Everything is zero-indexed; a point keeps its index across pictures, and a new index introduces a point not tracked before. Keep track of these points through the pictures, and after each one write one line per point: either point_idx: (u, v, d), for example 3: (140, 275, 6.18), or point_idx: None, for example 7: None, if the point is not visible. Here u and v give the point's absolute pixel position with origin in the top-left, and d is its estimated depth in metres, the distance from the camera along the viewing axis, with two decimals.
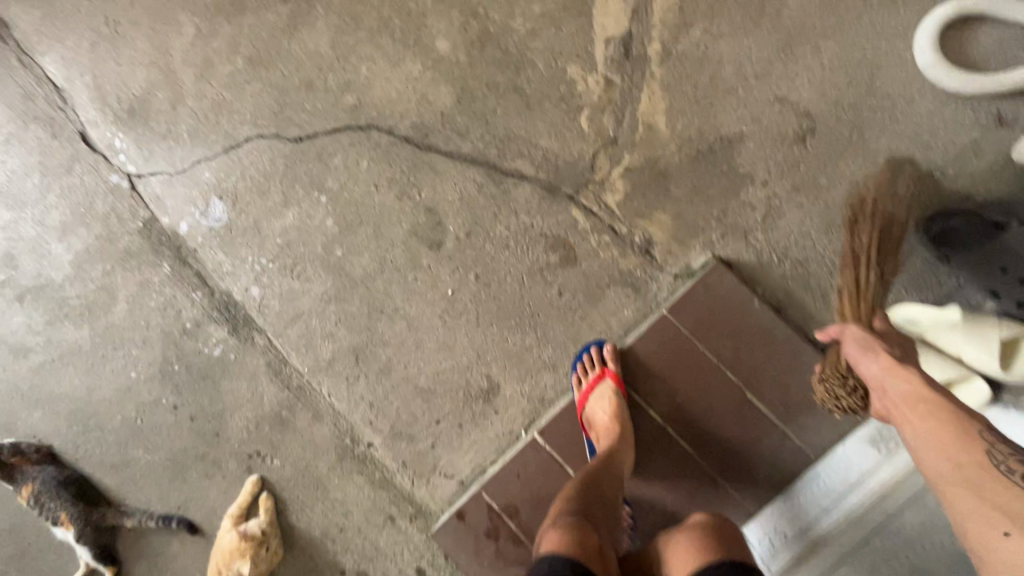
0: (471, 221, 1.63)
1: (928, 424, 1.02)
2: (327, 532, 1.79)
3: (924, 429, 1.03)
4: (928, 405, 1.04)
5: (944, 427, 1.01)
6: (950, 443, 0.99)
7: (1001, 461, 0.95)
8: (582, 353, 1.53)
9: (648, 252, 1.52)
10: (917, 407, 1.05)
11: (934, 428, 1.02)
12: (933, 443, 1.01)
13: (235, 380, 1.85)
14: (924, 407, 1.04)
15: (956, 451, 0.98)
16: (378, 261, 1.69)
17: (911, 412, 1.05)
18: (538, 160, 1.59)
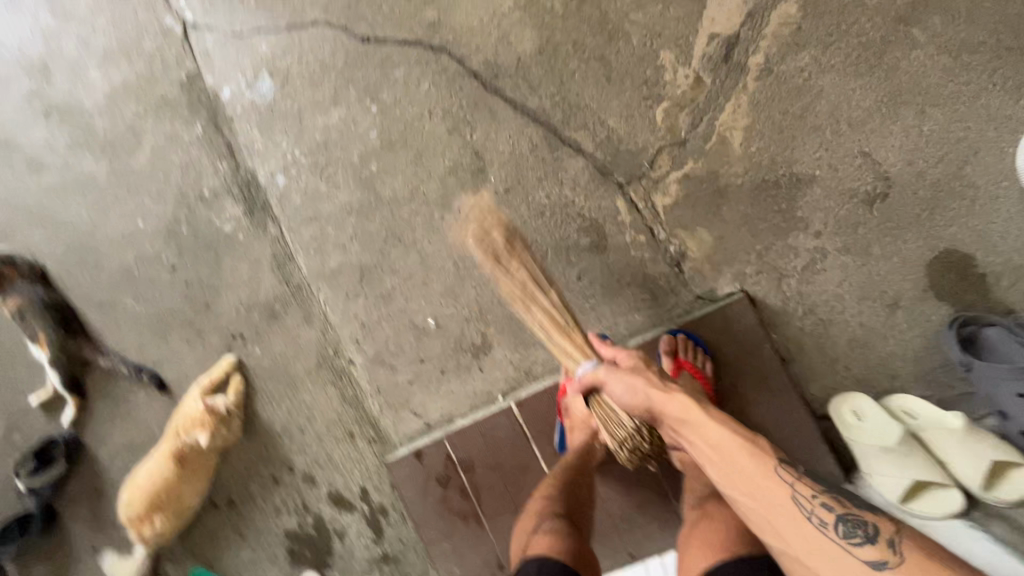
0: (513, 178, 1.57)
1: (755, 473, 1.14)
2: (287, 428, 1.85)
3: (737, 480, 1.16)
4: (738, 453, 1.17)
5: (765, 476, 1.13)
6: (773, 488, 1.12)
7: (811, 511, 1.09)
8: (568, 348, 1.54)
9: (677, 265, 1.49)
10: (724, 450, 1.18)
11: (757, 476, 1.14)
12: (753, 501, 1.14)
13: (238, 261, 1.85)
14: (744, 460, 1.15)
15: (777, 491, 1.11)
16: (410, 190, 1.65)
17: (718, 464, 1.18)
18: (600, 138, 1.52)
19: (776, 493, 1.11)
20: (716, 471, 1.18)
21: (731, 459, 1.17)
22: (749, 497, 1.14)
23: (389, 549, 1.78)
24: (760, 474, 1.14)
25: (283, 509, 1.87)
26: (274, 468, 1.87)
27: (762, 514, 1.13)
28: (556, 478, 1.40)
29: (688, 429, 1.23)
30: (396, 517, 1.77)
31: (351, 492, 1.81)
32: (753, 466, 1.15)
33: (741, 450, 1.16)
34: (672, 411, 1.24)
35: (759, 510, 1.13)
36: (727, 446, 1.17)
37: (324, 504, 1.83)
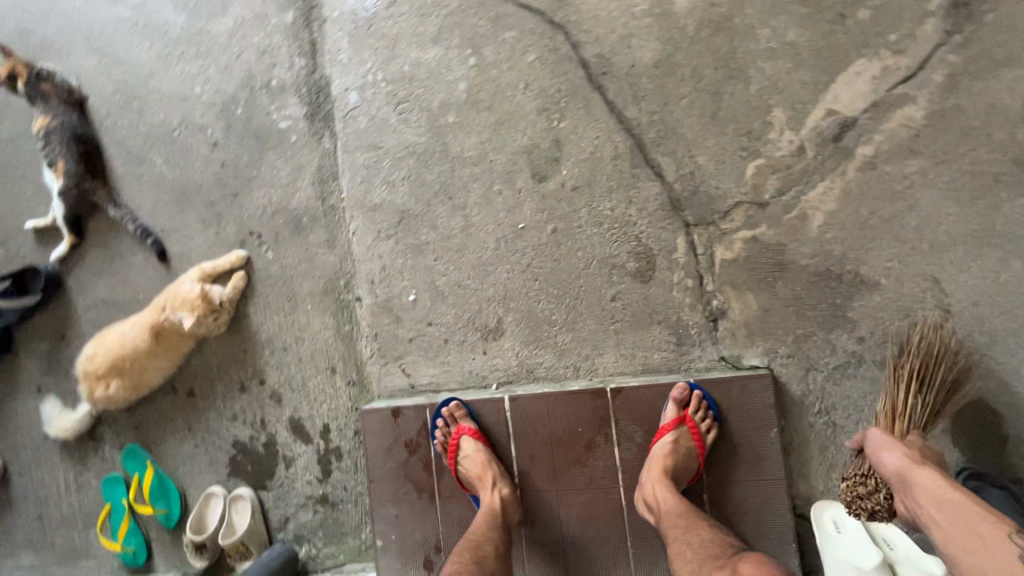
0: (584, 178, 1.52)
1: (961, 515, 0.99)
2: (272, 341, 1.80)
3: (948, 524, 1.00)
4: (955, 506, 1.02)
5: (967, 519, 0.98)
6: (976, 534, 0.96)
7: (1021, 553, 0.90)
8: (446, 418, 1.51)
9: (714, 321, 1.45)
10: (944, 508, 1.03)
11: (962, 522, 0.99)
12: (955, 535, 0.99)
13: (282, 161, 1.78)
14: (970, 514, 0.99)
15: (984, 541, 0.94)
16: (478, 153, 1.59)
17: (940, 518, 1.02)
18: (684, 171, 1.47)
19: (983, 540, 0.94)
20: (941, 502, 1.04)
21: (964, 523, 0.98)
22: (949, 537, 0.99)
23: (331, 492, 1.74)
24: (975, 529, 0.96)
25: (239, 417, 1.82)
26: (245, 375, 1.82)
27: (981, 565, 0.93)
28: (460, 547, 1.30)
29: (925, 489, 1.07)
30: (348, 464, 1.73)
31: (312, 424, 1.76)
32: (959, 516, 1.00)
33: (985, 515, 0.97)
34: (904, 472, 1.11)
35: (963, 555, 0.96)
36: (952, 505, 1.02)
37: (282, 427, 1.79)
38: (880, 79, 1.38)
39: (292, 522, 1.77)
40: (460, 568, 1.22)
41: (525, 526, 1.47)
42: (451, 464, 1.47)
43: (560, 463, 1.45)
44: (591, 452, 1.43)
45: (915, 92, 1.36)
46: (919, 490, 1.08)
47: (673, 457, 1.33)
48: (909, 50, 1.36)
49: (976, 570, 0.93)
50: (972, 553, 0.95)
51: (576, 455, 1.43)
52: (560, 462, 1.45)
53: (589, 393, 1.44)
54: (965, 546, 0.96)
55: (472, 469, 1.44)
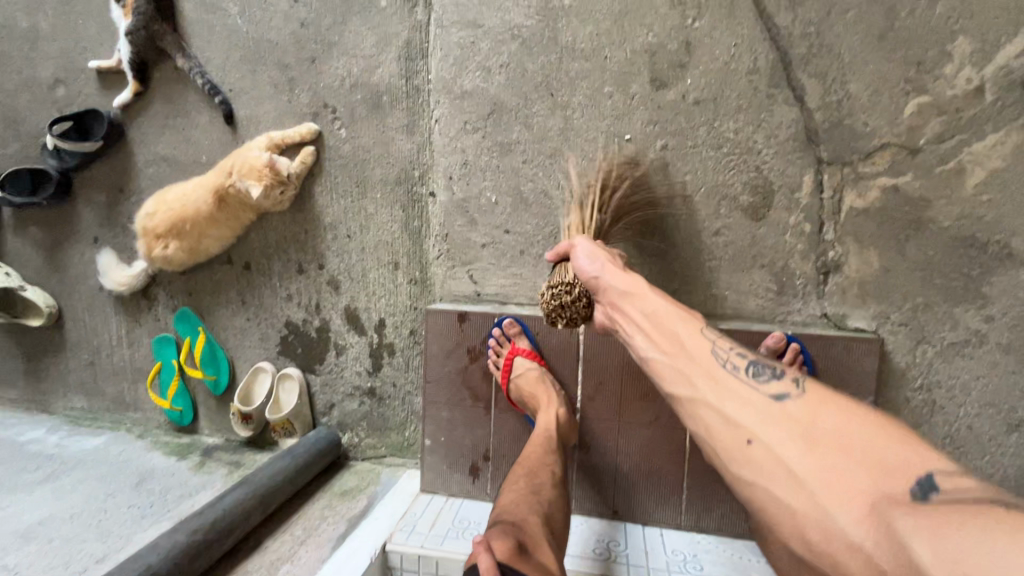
0: (711, 92, 1.33)
1: (719, 378, 0.88)
2: (335, 226, 1.71)
3: (706, 376, 0.90)
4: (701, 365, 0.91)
5: (723, 378, 0.87)
6: (738, 399, 0.83)
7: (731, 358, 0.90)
8: (497, 327, 1.44)
9: (824, 274, 1.32)
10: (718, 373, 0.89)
11: (726, 383, 0.87)
12: (724, 401, 0.85)
13: (367, 28, 1.61)
14: (720, 404, 0.85)
15: (743, 394, 0.84)
16: (592, 47, 1.40)
17: (663, 345, 0.99)
18: (830, 99, 1.28)
19: (750, 406, 0.81)
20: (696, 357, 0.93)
21: (723, 386, 0.86)
22: (739, 409, 0.82)
23: (379, 386, 1.72)
24: (752, 405, 0.81)
25: (294, 299, 1.78)
26: (304, 257, 1.75)
27: (749, 430, 0.79)
28: (515, 471, 1.25)
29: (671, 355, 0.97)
30: (400, 362, 1.70)
31: (367, 317, 1.72)
32: (732, 387, 0.86)
33: (743, 379, 0.86)
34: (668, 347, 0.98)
35: (744, 413, 0.81)
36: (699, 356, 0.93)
37: (336, 315, 1.74)
38: None
39: (336, 409, 1.77)
40: (519, 497, 1.16)
41: (579, 450, 1.42)
42: (504, 382, 1.40)
43: (628, 396, 1.37)
44: (664, 389, 1.36)
45: None
46: (658, 345, 0.99)
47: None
48: None
49: (746, 435, 0.79)
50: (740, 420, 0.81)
51: (648, 389, 1.36)
52: (629, 394, 1.37)
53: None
54: (735, 407, 0.83)
55: (526, 388, 1.36)
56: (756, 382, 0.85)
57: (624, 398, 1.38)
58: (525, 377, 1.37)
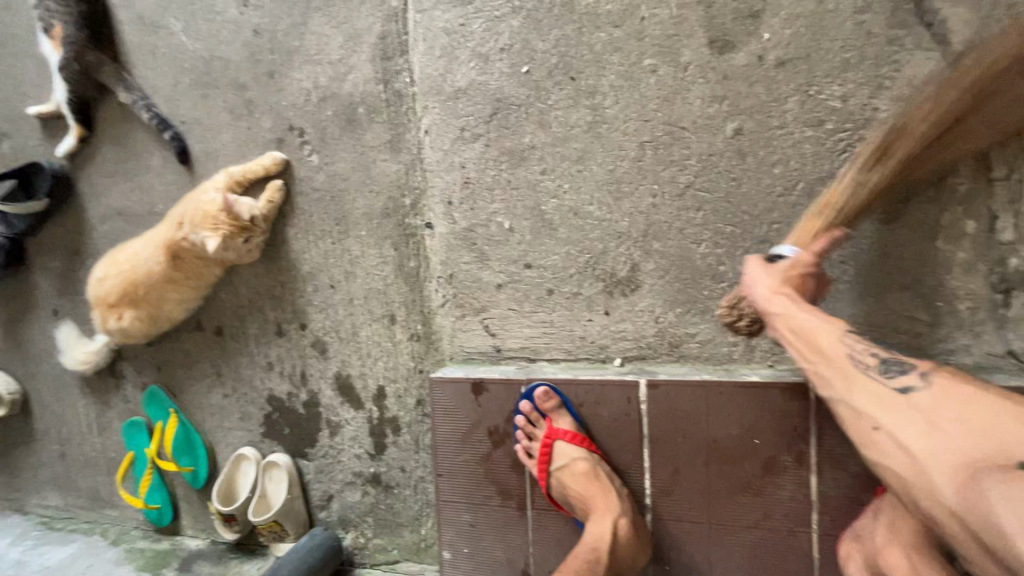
0: (800, 47, 0.93)
1: (894, 409, 0.77)
2: (315, 276, 1.38)
3: (917, 425, 0.75)
4: (903, 407, 0.76)
5: (898, 411, 0.77)
6: (909, 437, 0.74)
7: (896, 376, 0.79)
8: (525, 399, 1.06)
9: (1004, 292, 0.89)
10: (905, 402, 0.77)
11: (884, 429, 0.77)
12: (906, 437, 0.74)
13: (331, 27, 1.28)
14: (889, 416, 0.77)
15: (885, 397, 0.79)
16: (622, 9, 1.02)
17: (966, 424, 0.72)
18: (989, 35, 0.86)
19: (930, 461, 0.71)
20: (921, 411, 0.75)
21: (913, 425, 0.75)
22: (892, 429, 0.76)
23: (383, 472, 1.36)
24: (917, 423, 0.74)
25: (275, 367, 1.44)
26: (282, 316, 1.42)
27: (874, 416, 0.78)
28: None
29: (876, 393, 0.80)
30: (408, 439, 1.33)
31: (363, 386, 1.36)
32: (914, 416, 0.75)
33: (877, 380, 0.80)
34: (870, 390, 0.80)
35: (901, 459, 0.73)
36: (916, 420, 0.75)
37: (325, 385, 1.40)
38: None
39: (335, 502, 1.41)
40: None
41: (653, 566, 1.01)
42: (542, 477, 1.02)
43: (720, 488, 0.96)
44: (770, 475, 0.94)
45: None
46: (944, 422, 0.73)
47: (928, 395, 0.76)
48: None
49: (911, 460, 0.73)
50: (907, 466, 0.73)
51: (747, 478, 0.95)
52: (720, 484, 0.96)
53: (778, 388, 0.92)
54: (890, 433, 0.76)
55: (571, 486, 0.99)
56: (885, 377, 0.80)
57: (714, 489, 0.97)
58: (569, 473, 1.00)
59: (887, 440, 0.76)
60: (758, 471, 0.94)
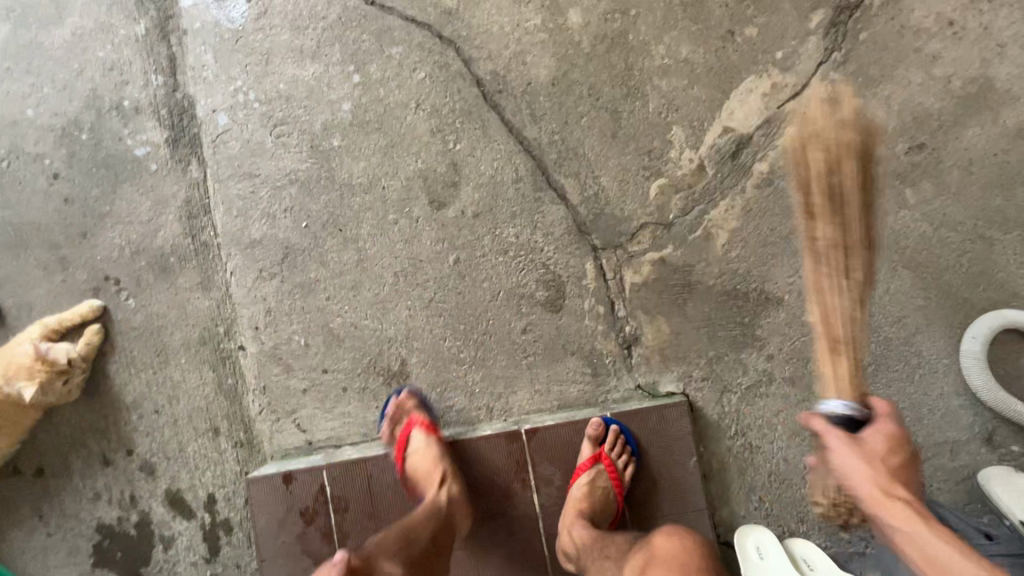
0: (485, 204, 1.41)
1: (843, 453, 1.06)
2: (139, 404, 1.54)
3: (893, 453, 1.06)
4: (875, 463, 1.05)
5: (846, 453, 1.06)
6: (864, 475, 1.03)
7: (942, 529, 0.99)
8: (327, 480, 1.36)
9: (627, 348, 1.39)
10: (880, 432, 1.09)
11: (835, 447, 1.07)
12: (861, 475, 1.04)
13: (140, 194, 1.54)
14: (850, 454, 1.05)
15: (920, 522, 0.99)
16: (368, 180, 1.44)
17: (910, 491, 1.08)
18: (587, 194, 1.40)
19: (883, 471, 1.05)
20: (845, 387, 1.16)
21: (878, 467, 1.04)
22: (868, 466, 1.04)
23: (220, 572, 1.51)
24: (868, 462, 1.04)
25: (103, 496, 1.54)
26: (107, 446, 1.54)
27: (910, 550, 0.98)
28: None
29: (845, 442, 1.07)
30: (240, 537, 1.51)
31: (193, 496, 1.52)
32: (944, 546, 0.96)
33: (847, 458, 1.05)
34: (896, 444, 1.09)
35: (867, 484, 1.03)
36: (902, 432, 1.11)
37: (156, 503, 1.53)
38: (771, 96, 1.38)
39: None
40: None
41: None
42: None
43: (478, 509, 1.36)
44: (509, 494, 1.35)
45: (802, 109, 1.38)
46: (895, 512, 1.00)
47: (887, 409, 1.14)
48: (795, 68, 1.38)
49: None
50: (860, 470, 1.04)
51: (496, 500, 1.35)
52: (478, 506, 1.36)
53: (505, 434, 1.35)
54: (861, 484, 1.03)
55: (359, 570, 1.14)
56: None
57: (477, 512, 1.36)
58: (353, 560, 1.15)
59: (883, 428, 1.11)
60: (501, 496, 1.35)
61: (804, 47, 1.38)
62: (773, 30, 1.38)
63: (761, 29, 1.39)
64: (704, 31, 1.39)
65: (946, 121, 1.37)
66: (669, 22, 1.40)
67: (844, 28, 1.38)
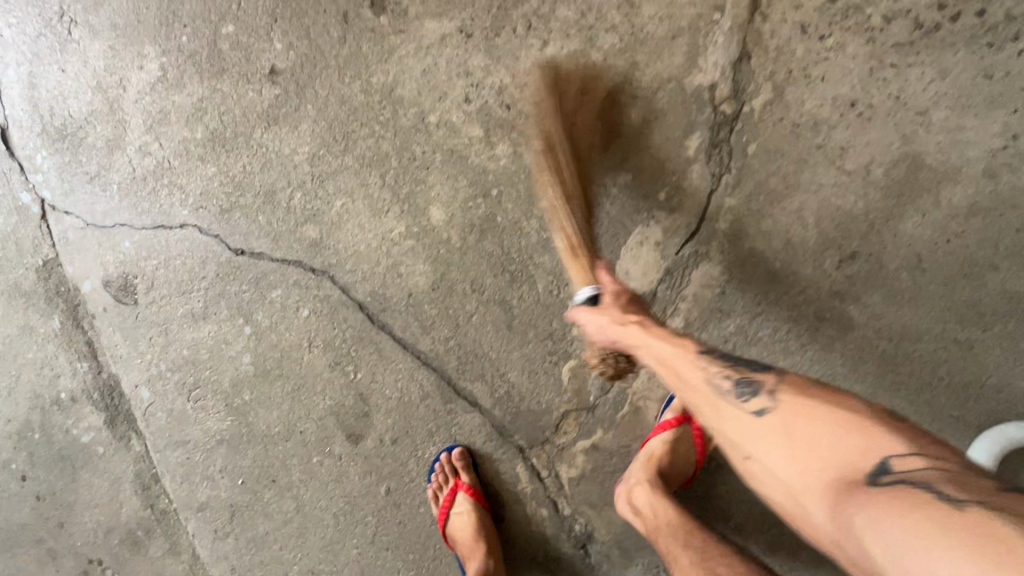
0: (401, 428, 1.35)
1: (723, 409, 0.93)
2: None
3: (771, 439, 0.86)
4: (681, 359, 0.97)
5: (736, 416, 0.91)
6: (830, 417, 0.81)
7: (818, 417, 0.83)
8: None
9: (583, 547, 1.28)
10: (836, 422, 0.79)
11: (724, 409, 0.93)
12: (773, 449, 0.84)
13: (97, 477, 1.59)
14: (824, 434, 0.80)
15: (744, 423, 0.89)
16: (285, 427, 1.42)
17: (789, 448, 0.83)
18: (499, 394, 1.31)
19: (699, 389, 0.95)
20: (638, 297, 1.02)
21: (818, 445, 0.80)
22: (941, 540, 0.58)
23: None
24: (840, 423, 0.79)
25: None
26: None
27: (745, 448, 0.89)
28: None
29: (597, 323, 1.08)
30: None
31: None
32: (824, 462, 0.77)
33: (730, 401, 0.92)
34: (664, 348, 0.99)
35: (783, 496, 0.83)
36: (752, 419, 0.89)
37: None
38: (666, 243, 1.23)
39: None
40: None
41: None
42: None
43: None
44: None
45: (703, 248, 1.22)
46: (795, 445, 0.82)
47: (672, 457, 1.18)
48: (684, 205, 1.22)
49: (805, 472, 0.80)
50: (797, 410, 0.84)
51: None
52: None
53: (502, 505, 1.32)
54: (775, 456, 0.84)
55: None
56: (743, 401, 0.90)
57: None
58: None
59: (645, 504, 1.14)
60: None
61: (688, 179, 1.22)
62: (649, 172, 1.23)
63: (635, 173, 1.24)
64: None
65: (879, 220, 1.16)
66: (535, 192, 1.28)
67: (727, 145, 1.20)
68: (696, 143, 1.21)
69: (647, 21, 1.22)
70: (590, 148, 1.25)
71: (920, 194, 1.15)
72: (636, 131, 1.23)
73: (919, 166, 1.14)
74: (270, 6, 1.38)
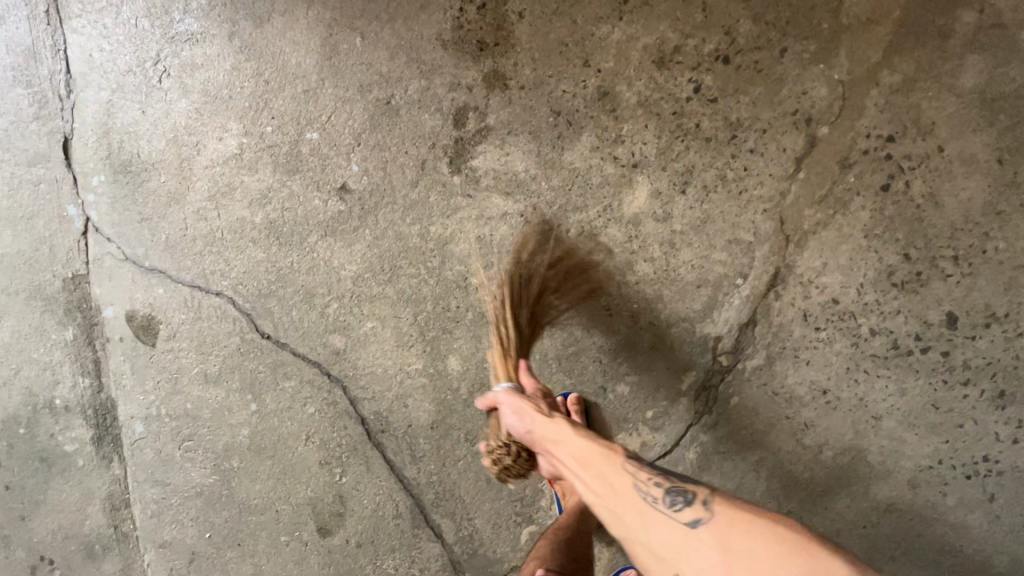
0: (368, 535, 1.50)
1: (649, 515, 0.90)
2: None
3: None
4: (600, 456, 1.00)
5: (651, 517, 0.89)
6: (620, 483, 0.95)
7: (649, 492, 0.93)
8: None
9: None
10: (763, 538, 0.76)
11: (650, 514, 0.90)
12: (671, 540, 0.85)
13: (70, 484, 1.68)
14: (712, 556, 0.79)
15: (676, 528, 0.86)
16: (263, 501, 1.54)
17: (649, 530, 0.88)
18: (462, 533, 1.47)
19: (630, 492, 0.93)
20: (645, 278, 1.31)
21: (709, 546, 0.80)
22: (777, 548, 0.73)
23: None
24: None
25: None
26: None
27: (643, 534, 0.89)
28: None
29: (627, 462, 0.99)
30: None
31: None
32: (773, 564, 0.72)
33: (661, 508, 0.90)
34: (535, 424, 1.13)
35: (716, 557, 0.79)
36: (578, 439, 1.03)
37: None
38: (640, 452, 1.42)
39: None
40: None
41: None
42: None
43: None
44: None
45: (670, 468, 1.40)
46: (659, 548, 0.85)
47: None
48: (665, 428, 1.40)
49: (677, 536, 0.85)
50: (614, 497, 0.94)
51: (563, 561, 1.20)
52: (551, 553, 1.22)
53: (579, 493, 1.36)
54: (647, 552, 0.88)
55: None
56: (677, 512, 0.88)
57: (557, 560, 1.20)
58: None
59: None
60: (566, 557, 1.21)
61: (675, 407, 1.40)
62: (645, 391, 1.41)
63: (633, 386, 1.41)
64: (578, 386, 1.42)
65: (816, 492, 1.37)
66: (544, 374, 1.43)
67: (715, 390, 1.39)
68: (690, 380, 1.39)
69: (680, 264, 1.39)
70: (602, 354, 1.42)
71: (854, 481, 1.36)
72: (645, 352, 1.40)
73: (860, 458, 1.36)
74: (357, 130, 1.48)
